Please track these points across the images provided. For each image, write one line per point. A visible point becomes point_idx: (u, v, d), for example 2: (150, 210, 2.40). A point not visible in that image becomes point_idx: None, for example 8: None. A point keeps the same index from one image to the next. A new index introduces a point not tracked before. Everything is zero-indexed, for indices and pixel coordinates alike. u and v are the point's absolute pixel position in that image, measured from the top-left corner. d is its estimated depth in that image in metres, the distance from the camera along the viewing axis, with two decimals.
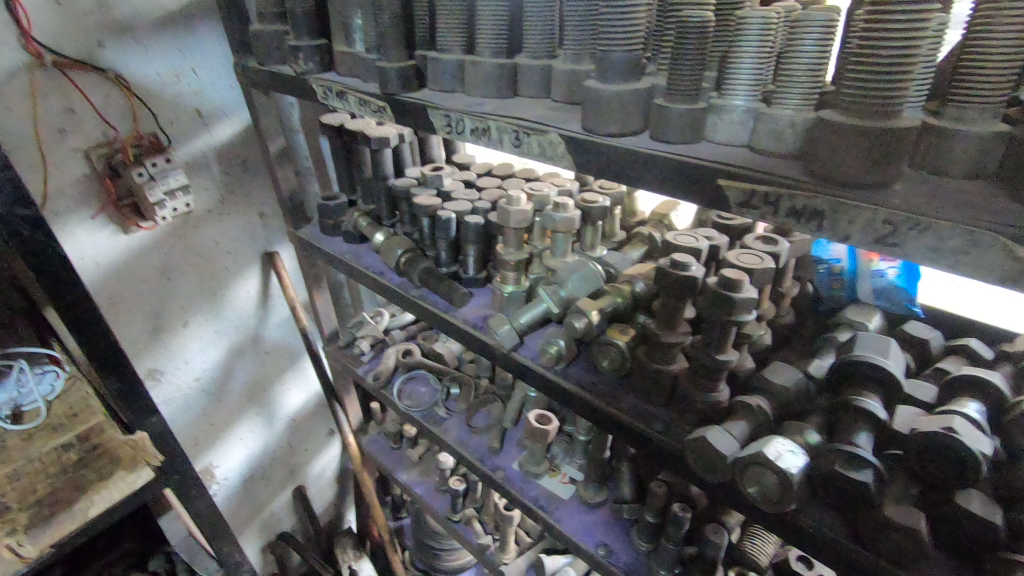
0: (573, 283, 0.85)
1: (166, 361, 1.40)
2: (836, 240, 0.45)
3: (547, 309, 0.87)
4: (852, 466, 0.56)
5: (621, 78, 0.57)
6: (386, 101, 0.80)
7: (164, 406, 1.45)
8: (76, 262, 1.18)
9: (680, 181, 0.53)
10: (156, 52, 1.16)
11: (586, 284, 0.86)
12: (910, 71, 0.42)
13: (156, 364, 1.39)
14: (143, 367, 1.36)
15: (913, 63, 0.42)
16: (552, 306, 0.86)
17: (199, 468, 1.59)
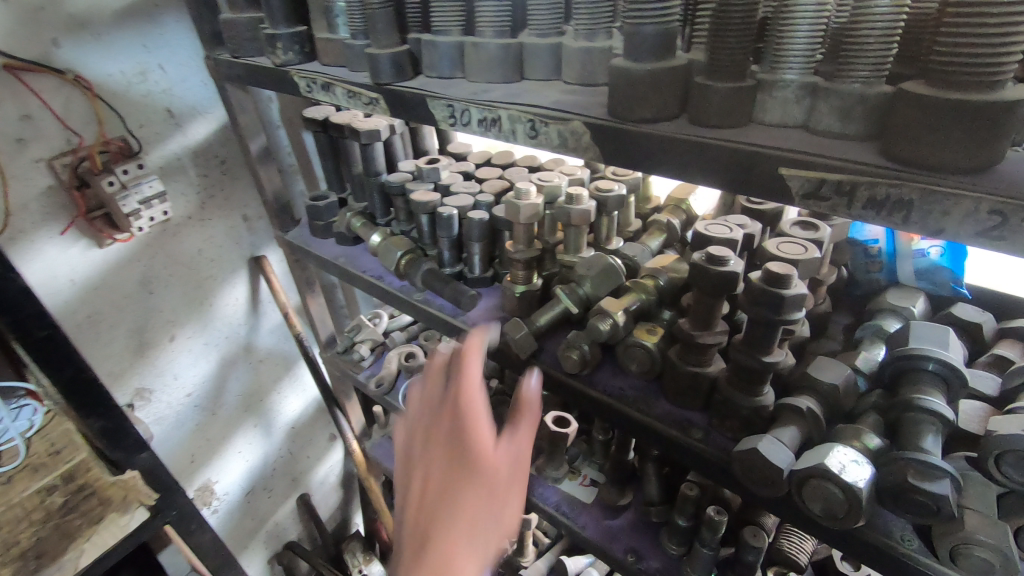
0: (592, 280, 0.79)
1: (154, 379, 1.32)
2: (926, 233, 0.39)
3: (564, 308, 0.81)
4: (925, 476, 0.50)
5: (654, 56, 0.49)
6: (378, 92, 0.72)
7: (156, 426, 1.37)
8: (49, 281, 1.09)
9: (730, 170, 0.46)
10: (118, 48, 1.06)
11: (606, 281, 0.79)
12: (1016, 34, 0.36)
13: (144, 383, 1.30)
14: (130, 386, 1.28)
15: (1019, 25, 0.36)
16: (571, 305, 0.80)
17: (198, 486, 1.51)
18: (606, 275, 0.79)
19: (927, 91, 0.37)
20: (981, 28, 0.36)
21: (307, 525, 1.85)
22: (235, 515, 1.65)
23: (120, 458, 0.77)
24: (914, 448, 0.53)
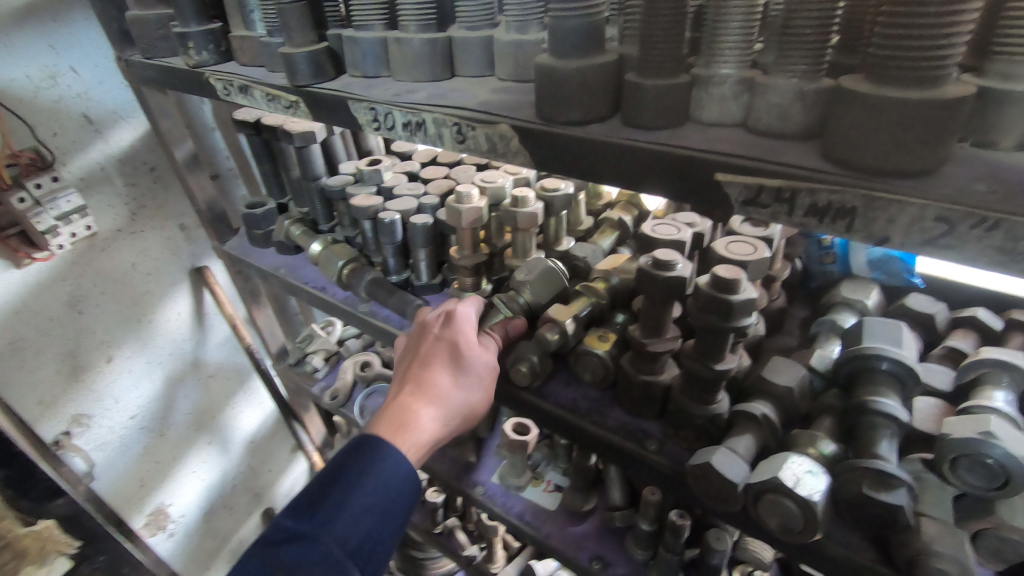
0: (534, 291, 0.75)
1: (93, 404, 1.24)
2: (871, 243, 0.36)
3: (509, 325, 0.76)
4: (882, 486, 0.49)
5: (581, 51, 0.45)
6: (297, 95, 0.66)
7: (99, 452, 1.29)
8: None
9: (665, 175, 0.42)
10: (21, 50, 0.97)
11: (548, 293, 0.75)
12: (960, 23, 0.33)
13: (81, 409, 1.22)
14: (65, 414, 1.20)
15: (963, 13, 0.33)
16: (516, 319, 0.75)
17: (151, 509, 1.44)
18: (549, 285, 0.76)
19: (867, 88, 0.34)
20: (924, 17, 0.33)
21: None
22: (194, 538, 1.57)
23: (31, 507, 0.72)
24: (870, 455, 0.52)
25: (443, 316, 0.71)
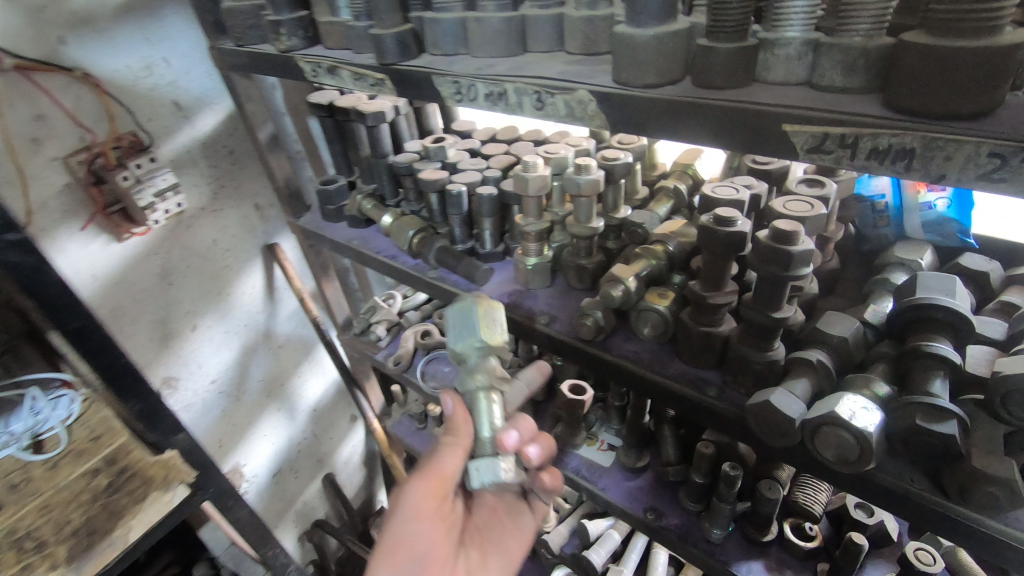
0: (457, 337, 0.69)
1: (180, 368, 1.36)
2: (929, 180, 0.40)
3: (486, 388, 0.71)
4: (934, 418, 0.53)
5: (657, 21, 0.50)
6: (384, 73, 0.73)
7: (185, 414, 1.41)
8: (73, 278, 1.12)
9: (735, 128, 0.47)
10: (121, 43, 1.07)
11: (453, 327, 0.70)
12: None
13: (170, 372, 1.34)
14: (157, 376, 1.32)
15: None
16: (473, 377, 0.70)
17: (228, 468, 1.56)
18: (461, 321, 0.69)
19: (926, 40, 0.38)
20: None
21: (334, 503, 1.91)
22: (265, 497, 1.70)
23: (157, 441, 0.78)
24: (923, 393, 0.56)
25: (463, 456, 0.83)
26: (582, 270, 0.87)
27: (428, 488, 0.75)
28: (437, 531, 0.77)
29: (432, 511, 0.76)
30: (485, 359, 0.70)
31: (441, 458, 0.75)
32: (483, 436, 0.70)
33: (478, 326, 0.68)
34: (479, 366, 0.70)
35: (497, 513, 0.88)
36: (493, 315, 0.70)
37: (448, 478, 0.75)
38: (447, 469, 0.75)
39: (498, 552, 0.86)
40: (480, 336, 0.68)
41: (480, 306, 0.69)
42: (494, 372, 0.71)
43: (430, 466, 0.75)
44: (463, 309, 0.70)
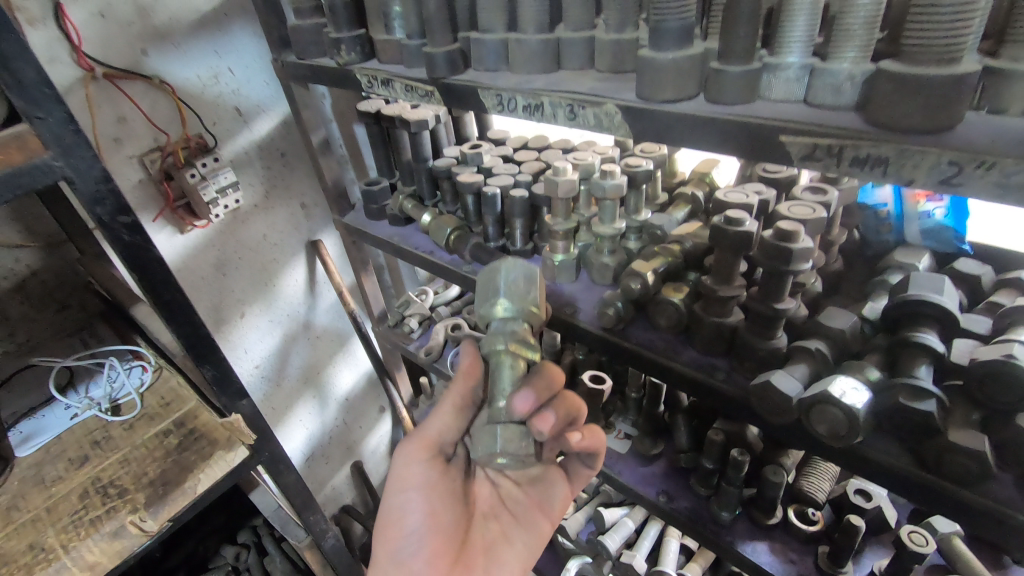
0: (483, 300, 0.72)
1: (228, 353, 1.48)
2: (900, 185, 0.48)
3: (505, 353, 0.70)
4: (916, 397, 0.60)
5: (676, 46, 0.59)
6: (435, 86, 0.83)
7: None
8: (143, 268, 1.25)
9: (740, 139, 0.55)
10: (194, 55, 1.19)
11: (482, 291, 0.73)
12: (970, 23, 0.44)
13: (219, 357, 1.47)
14: None
15: (971, 17, 0.44)
16: (496, 340, 0.70)
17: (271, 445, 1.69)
18: (487, 284, 0.73)
19: (899, 68, 0.46)
20: (945, 16, 0.44)
21: (361, 490, 2.01)
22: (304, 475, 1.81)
23: (226, 403, 0.90)
24: (907, 376, 0.63)
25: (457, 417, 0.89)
26: (605, 266, 0.95)
27: (411, 454, 0.89)
28: (429, 503, 0.87)
29: (417, 480, 0.88)
30: (507, 325, 0.70)
31: (430, 422, 0.90)
32: (498, 401, 0.69)
33: (502, 290, 0.71)
34: (504, 332, 0.70)
35: (522, 487, 0.96)
36: (523, 280, 0.72)
37: (430, 438, 0.89)
38: (432, 431, 0.90)
39: (520, 524, 0.94)
40: (503, 297, 0.70)
41: (507, 270, 0.72)
42: (515, 337, 0.70)
43: (414, 431, 0.91)
44: (491, 273, 0.74)
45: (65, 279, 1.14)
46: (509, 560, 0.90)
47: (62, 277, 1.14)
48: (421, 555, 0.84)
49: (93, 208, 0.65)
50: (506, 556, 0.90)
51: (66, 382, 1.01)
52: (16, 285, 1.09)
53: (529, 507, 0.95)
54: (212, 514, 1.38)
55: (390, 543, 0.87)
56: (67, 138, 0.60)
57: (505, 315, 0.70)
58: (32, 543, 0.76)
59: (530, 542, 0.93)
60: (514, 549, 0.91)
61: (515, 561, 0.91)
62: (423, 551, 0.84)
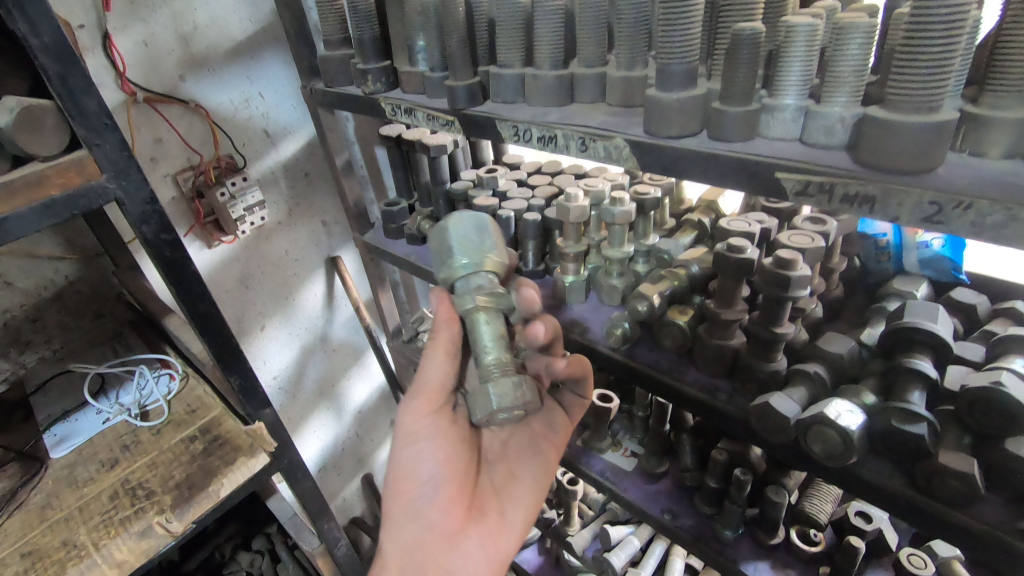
0: (441, 263, 0.76)
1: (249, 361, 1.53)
2: (886, 221, 0.51)
3: (475, 307, 0.72)
4: (908, 420, 0.63)
5: (680, 87, 0.64)
6: (455, 116, 0.88)
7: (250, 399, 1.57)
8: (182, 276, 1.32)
9: (739, 174, 0.59)
10: (229, 81, 1.26)
11: (437, 254, 0.77)
12: (946, 79, 0.49)
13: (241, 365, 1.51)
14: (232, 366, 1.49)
15: (948, 73, 0.49)
16: (463, 297, 0.72)
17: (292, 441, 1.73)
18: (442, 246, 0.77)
19: (886, 115, 0.50)
20: (924, 71, 0.49)
21: (370, 502, 2.04)
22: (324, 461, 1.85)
23: (250, 411, 0.95)
24: (901, 400, 0.66)
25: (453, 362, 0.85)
26: (613, 288, 0.99)
27: (417, 406, 0.83)
28: (443, 451, 0.84)
29: (427, 429, 0.83)
30: (470, 280, 0.73)
31: (427, 371, 0.83)
32: (484, 358, 0.72)
33: (456, 246, 0.75)
34: (470, 288, 0.73)
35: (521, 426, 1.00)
36: (474, 233, 0.76)
37: (434, 390, 0.83)
38: (433, 381, 0.83)
39: (525, 460, 0.98)
40: (459, 255, 0.74)
41: (455, 227, 0.76)
42: (482, 291, 0.72)
43: (418, 382, 0.84)
44: (443, 235, 0.77)
45: (100, 290, 1.20)
46: (520, 496, 0.94)
47: (97, 288, 1.20)
48: (438, 503, 0.84)
49: (140, 227, 0.71)
50: (516, 493, 0.94)
51: (98, 388, 1.07)
52: (55, 295, 1.15)
53: (530, 442, 1.00)
54: (228, 520, 1.42)
55: (403, 496, 0.83)
56: (121, 163, 0.66)
57: (466, 271, 0.73)
58: (65, 540, 0.81)
59: (538, 477, 0.97)
60: (523, 484, 0.95)
61: (526, 495, 0.95)
62: (441, 498, 0.83)
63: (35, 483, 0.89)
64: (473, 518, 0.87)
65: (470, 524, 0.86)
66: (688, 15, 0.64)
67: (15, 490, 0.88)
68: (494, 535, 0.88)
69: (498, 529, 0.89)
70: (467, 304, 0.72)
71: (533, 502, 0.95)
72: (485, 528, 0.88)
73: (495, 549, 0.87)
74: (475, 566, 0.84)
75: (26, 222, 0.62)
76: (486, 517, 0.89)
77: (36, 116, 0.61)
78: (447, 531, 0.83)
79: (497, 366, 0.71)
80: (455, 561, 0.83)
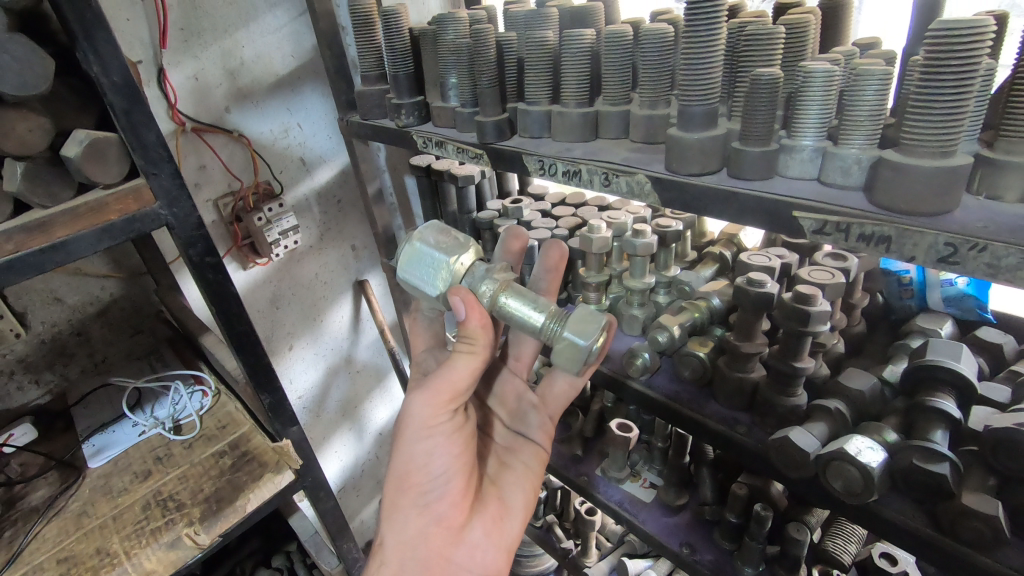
0: (432, 277, 0.71)
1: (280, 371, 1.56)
2: (903, 260, 0.52)
3: (496, 289, 0.69)
4: (930, 460, 0.62)
5: (700, 127, 0.66)
6: (483, 150, 0.92)
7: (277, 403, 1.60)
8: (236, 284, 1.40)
9: (758, 212, 0.61)
10: (270, 112, 1.33)
11: (421, 268, 0.72)
12: (959, 128, 0.51)
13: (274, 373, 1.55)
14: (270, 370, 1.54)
15: (961, 122, 0.51)
16: (479, 287, 0.70)
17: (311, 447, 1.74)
18: (421, 264, 0.72)
19: (901, 159, 0.51)
20: (937, 118, 0.51)
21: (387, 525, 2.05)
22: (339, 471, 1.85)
23: (278, 429, 0.98)
24: (923, 439, 0.66)
25: (479, 348, 0.70)
26: (633, 318, 1.01)
27: (436, 402, 0.73)
28: (455, 446, 0.78)
29: (443, 426, 0.76)
30: (474, 273, 0.71)
31: (455, 366, 0.71)
32: (542, 325, 0.67)
33: (436, 252, 0.71)
34: (482, 275, 0.70)
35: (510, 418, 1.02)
36: (436, 234, 0.73)
37: (460, 388, 0.72)
38: (460, 379, 0.72)
39: (514, 451, 0.98)
40: (445, 255, 0.71)
41: (423, 239, 0.73)
42: (495, 270, 0.71)
43: (438, 378, 0.72)
44: (413, 253, 0.72)
45: (141, 307, 1.26)
46: (518, 484, 0.94)
47: (138, 306, 1.26)
48: (446, 496, 0.81)
49: (187, 250, 0.75)
50: (512, 479, 0.95)
51: (135, 401, 1.11)
52: (100, 311, 1.21)
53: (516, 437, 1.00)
54: (251, 535, 1.45)
55: (411, 490, 0.79)
56: (174, 191, 0.71)
57: (465, 266, 0.71)
58: (98, 548, 0.84)
59: (532, 467, 0.98)
60: (516, 471, 0.96)
61: (523, 481, 0.95)
62: (450, 493, 0.81)
63: (73, 491, 0.93)
64: (476, 508, 0.86)
65: (474, 514, 0.85)
66: (709, 60, 0.67)
67: (54, 497, 0.92)
68: (497, 523, 0.88)
69: (500, 516, 0.89)
70: (488, 290, 0.69)
71: (530, 487, 0.96)
72: (488, 517, 0.87)
73: (499, 537, 0.87)
74: (482, 556, 0.85)
75: (86, 244, 0.67)
76: (488, 504, 0.88)
77: (101, 147, 0.66)
78: (453, 523, 0.81)
79: (555, 318, 0.67)
80: (460, 554, 0.82)
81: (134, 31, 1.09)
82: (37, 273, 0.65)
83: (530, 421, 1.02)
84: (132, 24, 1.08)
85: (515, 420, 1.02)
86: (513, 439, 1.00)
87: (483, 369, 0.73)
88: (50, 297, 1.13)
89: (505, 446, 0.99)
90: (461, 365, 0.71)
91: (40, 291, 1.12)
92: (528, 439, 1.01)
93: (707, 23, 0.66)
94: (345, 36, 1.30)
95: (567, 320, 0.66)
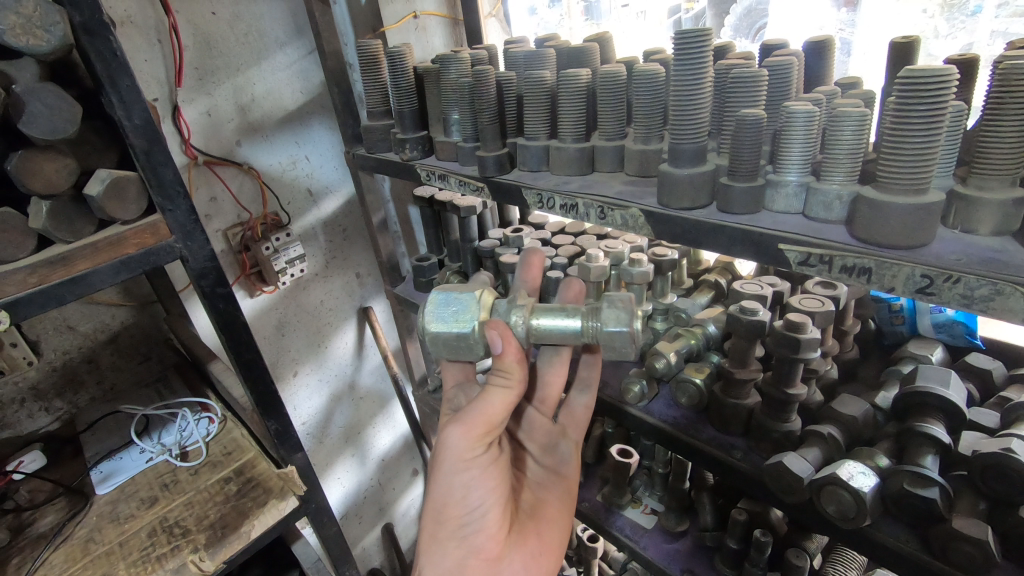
0: (463, 319, 0.72)
1: (291, 398, 1.60)
2: (884, 291, 0.55)
3: (524, 315, 0.73)
4: (920, 484, 0.64)
5: (690, 164, 0.70)
6: (484, 182, 0.95)
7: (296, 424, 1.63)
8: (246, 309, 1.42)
9: (746, 244, 0.63)
10: (279, 145, 1.37)
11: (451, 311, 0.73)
12: (930, 167, 0.54)
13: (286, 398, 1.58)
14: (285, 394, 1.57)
15: (932, 162, 0.54)
16: (509, 318, 0.73)
17: (322, 473, 1.75)
18: (446, 307, 0.73)
19: (879, 196, 0.54)
20: (907, 159, 0.54)
21: (389, 552, 2.04)
22: (347, 498, 1.86)
23: (283, 455, 0.99)
24: (914, 464, 0.67)
25: (513, 379, 0.72)
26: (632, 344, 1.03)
27: (472, 436, 0.72)
28: (492, 480, 0.77)
29: (480, 458, 0.76)
30: (498, 308, 0.75)
31: (489, 403, 0.72)
32: (580, 330, 0.71)
33: (460, 294, 0.74)
34: (506, 309, 0.74)
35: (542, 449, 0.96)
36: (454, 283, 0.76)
37: (495, 422, 0.73)
38: (494, 413, 0.72)
39: (546, 482, 0.94)
40: (470, 295, 0.73)
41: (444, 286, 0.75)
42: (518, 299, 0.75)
43: (472, 413, 0.72)
44: (436, 300, 0.74)
45: (150, 335, 1.29)
46: (552, 518, 0.91)
47: (148, 332, 1.29)
48: (484, 528, 0.78)
49: (199, 281, 0.78)
50: (549, 514, 0.91)
51: (143, 428, 1.13)
52: (110, 338, 1.24)
53: (545, 471, 0.95)
54: (252, 562, 1.45)
55: (449, 522, 0.77)
56: (188, 225, 0.75)
57: (489, 302, 0.75)
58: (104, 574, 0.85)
59: (567, 498, 0.95)
60: (551, 507, 0.92)
61: (558, 514, 0.92)
62: (487, 525, 0.78)
63: (80, 518, 0.94)
64: (515, 539, 0.83)
65: (512, 547, 0.82)
66: (697, 101, 0.70)
67: (62, 523, 0.93)
68: (536, 557, 0.85)
69: (540, 552, 0.85)
70: (518, 319, 0.73)
71: (565, 524, 0.92)
72: (528, 551, 0.84)
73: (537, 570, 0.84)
74: None
75: (104, 276, 0.70)
76: (526, 537, 0.85)
77: (122, 185, 0.69)
78: (490, 556, 0.79)
79: (588, 318, 0.71)
80: None
81: (152, 71, 1.14)
82: (57, 304, 0.68)
83: (560, 459, 0.96)
84: (150, 65, 1.13)
85: (544, 456, 0.96)
86: (543, 479, 0.95)
87: (515, 402, 0.74)
88: (63, 325, 1.16)
89: (538, 482, 0.94)
90: (495, 404, 0.72)
91: (54, 319, 1.15)
92: (560, 474, 0.95)
93: (695, 64, 0.71)
94: (353, 73, 1.35)
95: (602, 316, 0.69)
